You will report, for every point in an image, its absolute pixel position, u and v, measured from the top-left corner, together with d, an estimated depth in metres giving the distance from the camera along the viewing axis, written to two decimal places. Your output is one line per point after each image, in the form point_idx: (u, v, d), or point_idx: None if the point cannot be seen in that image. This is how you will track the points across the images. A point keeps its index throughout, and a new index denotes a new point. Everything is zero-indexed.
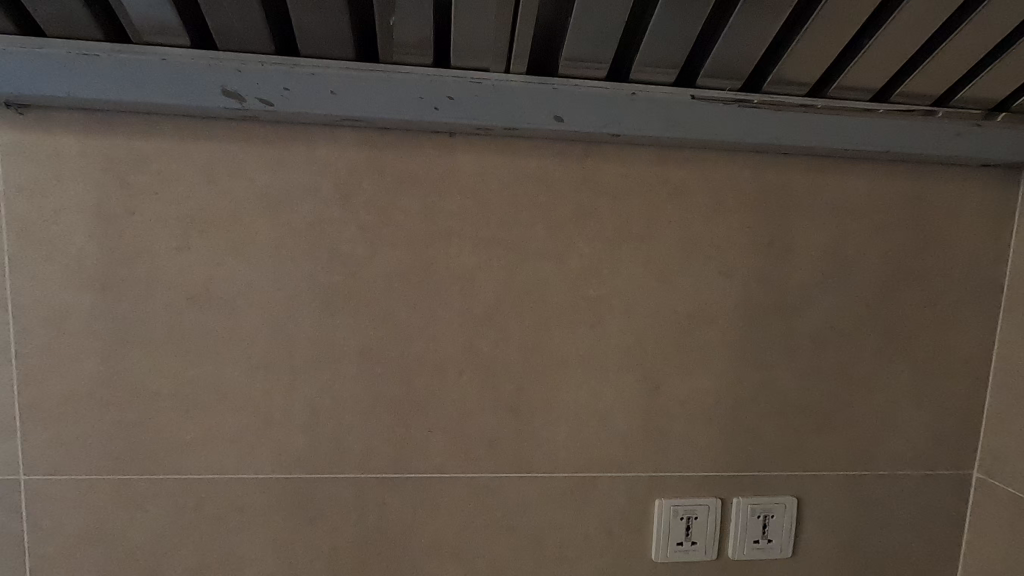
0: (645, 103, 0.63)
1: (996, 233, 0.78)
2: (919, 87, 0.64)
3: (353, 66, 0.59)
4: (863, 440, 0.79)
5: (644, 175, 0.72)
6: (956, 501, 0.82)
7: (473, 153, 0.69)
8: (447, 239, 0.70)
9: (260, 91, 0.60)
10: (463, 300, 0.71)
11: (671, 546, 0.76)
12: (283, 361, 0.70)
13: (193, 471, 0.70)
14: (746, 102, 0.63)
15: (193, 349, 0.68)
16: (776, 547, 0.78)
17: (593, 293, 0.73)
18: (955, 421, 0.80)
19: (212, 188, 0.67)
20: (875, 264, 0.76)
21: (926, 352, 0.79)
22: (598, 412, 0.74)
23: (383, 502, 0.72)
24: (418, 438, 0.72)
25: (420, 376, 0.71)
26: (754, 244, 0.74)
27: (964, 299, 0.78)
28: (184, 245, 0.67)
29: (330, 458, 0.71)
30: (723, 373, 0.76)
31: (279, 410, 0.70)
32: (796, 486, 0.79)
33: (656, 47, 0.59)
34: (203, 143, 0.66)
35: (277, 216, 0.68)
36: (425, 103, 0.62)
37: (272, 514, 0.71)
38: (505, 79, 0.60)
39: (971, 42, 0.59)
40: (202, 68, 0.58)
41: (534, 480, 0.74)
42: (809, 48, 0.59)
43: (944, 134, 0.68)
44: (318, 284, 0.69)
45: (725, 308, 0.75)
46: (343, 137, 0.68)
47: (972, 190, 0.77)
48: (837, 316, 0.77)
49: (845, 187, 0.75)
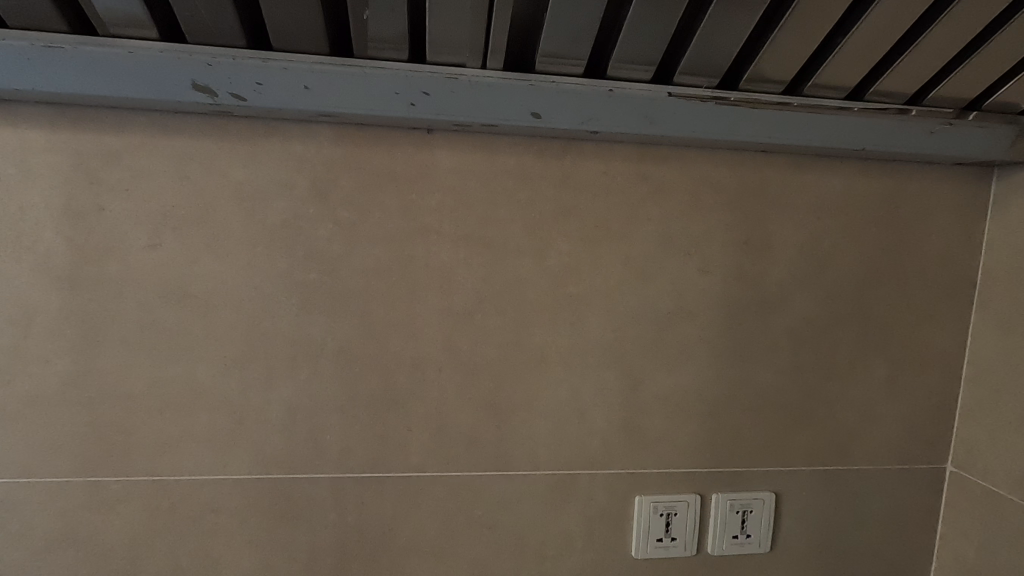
0: (622, 100, 0.62)
1: (969, 228, 0.78)
2: (895, 86, 0.64)
3: (327, 61, 0.58)
4: (841, 436, 0.79)
5: (624, 172, 0.71)
6: (932, 495, 0.82)
7: (451, 149, 0.68)
8: (424, 236, 0.69)
9: (232, 85, 0.58)
10: (441, 298, 0.70)
11: (651, 542, 0.76)
12: (259, 360, 0.69)
13: (167, 473, 0.69)
14: (724, 100, 0.63)
15: (167, 348, 0.67)
16: (755, 542, 0.79)
17: (573, 291, 0.72)
18: (930, 416, 0.81)
19: (185, 185, 0.65)
20: (853, 260, 0.76)
21: (902, 348, 0.79)
22: (578, 410, 0.74)
23: (361, 501, 0.71)
24: (396, 437, 0.71)
25: (397, 374, 0.71)
26: (734, 241, 0.74)
27: (938, 294, 0.79)
28: (156, 242, 0.66)
29: (307, 457, 0.70)
30: (703, 371, 0.76)
31: (254, 409, 0.69)
32: (775, 482, 0.79)
33: (632, 43, 0.58)
34: (175, 139, 0.65)
35: (251, 213, 0.67)
36: (401, 99, 0.60)
37: (248, 515, 0.70)
38: (480, 75, 0.59)
39: (943, 39, 0.60)
40: (171, 61, 0.57)
41: (514, 478, 0.74)
42: (784, 46, 0.59)
43: (922, 133, 0.68)
44: (294, 281, 0.68)
45: (704, 305, 0.74)
46: (318, 133, 0.67)
47: (949, 187, 0.77)
48: (816, 313, 0.77)
49: (824, 185, 0.75)
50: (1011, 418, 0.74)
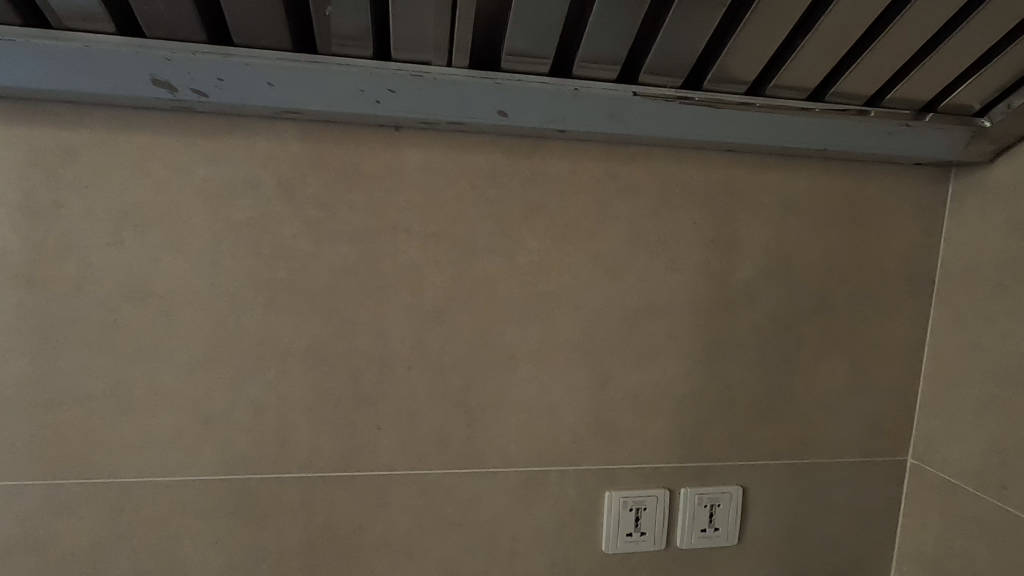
0: (588, 99, 0.62)
1: (928, 226, 0.80)
2: (854, 87, 0.66)
3: (290, 57, 0.57)
4: (806, 431, 0.81)
5: (592, 171, 0.72)
6: (893, 487, 0.84)
7: (420, 147, 0.68)
8: (392, 234, 0.69)
9: (193, 81, 0.58)
10: (410, 296, 0.70)
11: (621, 537, 0.77)
12: (225, 360, 0.68)
13: (130, 475, 0.67)
14: (688, 100, 0.64)
15: (129, 348, 0.66)
16: (723, 535, 0.80)
17: (542, 288, 0.73)
18: (891, 409, 0.83)
19: (147, 182, 0.64)
20: (816, 258, 0.78)
21: (864, 343, 0.81)
22: (549, 407, 0.74)
23: (330, 501, 0.71)
24: (365, 437, 0.71)
25: (367, 373, 0.70)
26: (701, 240, 0.75)
27: (899, 291, 0.81)
28: (117, 241, 0.64)
29: (274, 457, 0.70)
30: (671, 368, 0.77)
31: (221, 410, 0.68)
32: (742, 476, 0.80)
33: (597, 42, 0.58)
34: (136, 135, 0.64)
35: (216, 211, 0.66)
36: (367, 96, 0.60)
37: (214, 516, 0.69)
38: (446, 73, 0.59)
39: (900, 41, 0.61)
40: (129, 56, 0.56)
41: (484, 476, 0.74)
42: (746, 46, 0.60)
43: (878, 133, 0.70)
44: (260, 279, 0.67)
45: (672, 302, 0.75)
46: (284, 130, 0.66)
47: (909, 187, 0.79)
48: (781, 309, 0.78)
49: (789, 184, 0.76)
50: (966, 410, 0.77)
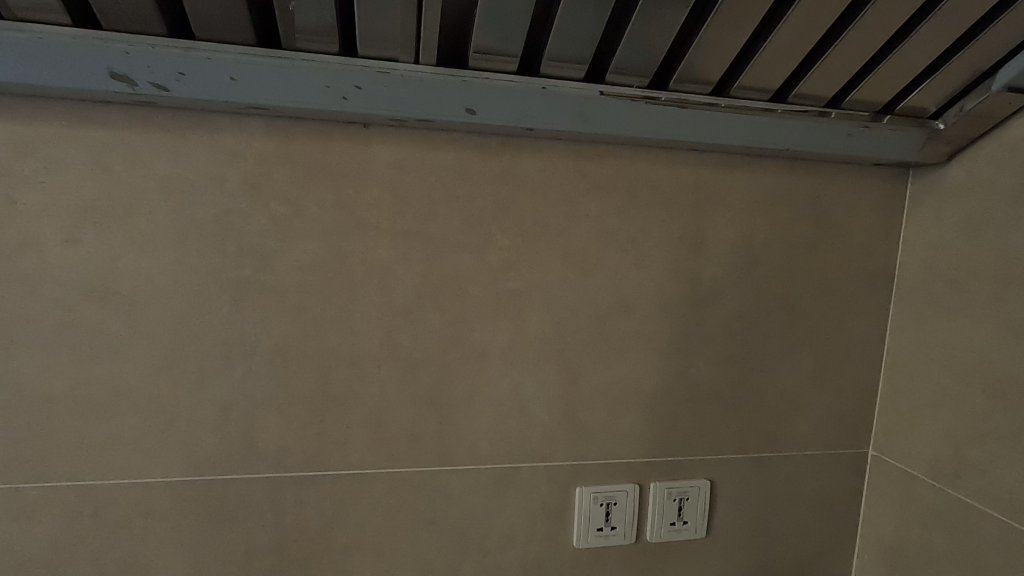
0: (555, 98, 0.63)
1: (887, 224, 0.82)
2: (815, 89, 0.67)
3: (254, 51, 0.56)
4: (771, 425, 0.83)
5: (562, 170, 0.72)
6: (854, 478, 0.87)
7: (389, 144, 0.68)
8: (362, 232, 0.68)
9: (153, 74, 0.56)
10: (380, 294, 0.70)
11: (592, 531, 0.78)
12: (190, 359, 0.67)
13: (92, 477, 0.66)
14: (654, 100, 0.65)
15: (90, 347, 0.64)
16: (691, 528, 0.81)
17: (513, 286, 0.73)
18: (854, 403, 0.85)
19: (107, 178, 0.63)
20: (781, 256, 0.80)
21: (827, 338, 0.83)
22: (520, 404, 0.75)
23: (299, 501, 0.71)
24: (335, 436, 0.71)
25: (336, 370, 0.70)
26: (668, 238, 0.76)
27: (861, 288, 0.83)
28: (76, 238, 0.63)
29: (241, 458, 0.69)
30: (640, 364, 0.78)
31: (185, 410, 0.67)
32: (710, 470, 0.82)
33: (564, 40, 0.59)
34: (96, 130, 0.62)
35: (179, 207, 0.65)
36: (333, 92, 0.60)
37: (180, 517, 0.68)
38: (413, 70, 0.59)
39: (858, 44, 0.63)
40: (86, 48, 0.54)
41: (455, 474, 0.74)
42: (710, 47, 0.61)
43: (838, 134, 0.71)
44: (225, 278, 0.66)
45: (641, 299, 0.76)
46: (249, 126, 0.65)
47: (869, 187, 0.81)
48: (747, 306, 0.80)
49: (754, 183, 0.78)
50: (923, 403, 0.79)
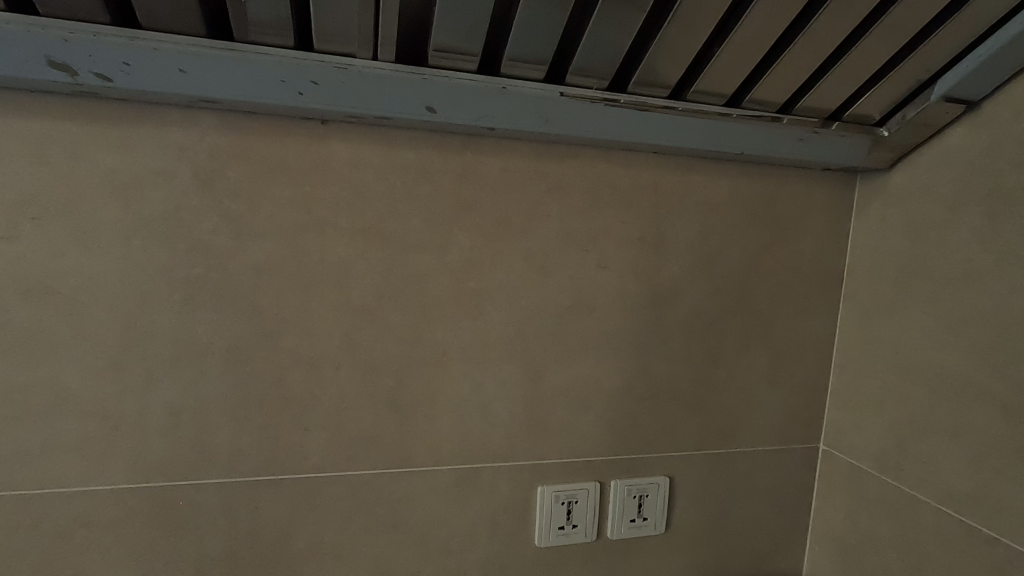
0: (516, 98, 0.63)
1: (837, 227, 0.86)
2: (768, 94, 0.69)
3: (205, 42, 0.55)
4: (727, 422, 0.85)
5: (524, 169, 0.73)
6: (806, 472, 0.90)
7: (348, 141, 0.67)
8: (320, 230, 0.67)
9: (96, 64, 0.54)
10: (339, 293, 0.69)
11: (553, 530, 0.78)
12: (137, 361, 0.64)
13: (29, 486, 0.63)
14: (613, 102, 0.66)
15: (26, 350, 0.61)
16: (651, 524, 0.83)
17: (475, 285, 0.73)
18: (805, 400, 0.88)
19: (47, 171, 0.60)
20: (736, 257, 0.82)
21: (781, 337, 0.85)
22: (481, 404, 0.75)
23: (254, 507, 0.69)
24: (291, 438, 0.69)
25: (292, 372, 0.68)
26: (628, 239, 0.77)
27: (812, 288, 0.86)
28: (11, 234, 0.60)
29: (193, 463, 0.67)
30: (601, 363, 0.78)
31: (132, 415, 0.65)
32: (669, 467, 0.83)
33: (523, 40, 0.59)
34: (35, 121, 0.59)
35: (125, 204, 0.62)
36: (288, 87, 0.58)
37: (126, 526, 0.66)
38: (372, 66, 0.58)
39: (808, 51, 0.65)
40: (20, 35, 0.51)
41: (416, 475, 0.73)
42: (667, 51, 0.62)
43: (789, 139, 0.74)
44: (176, 277, 0.64)
45: (602, 298, 0.77)
46: (201, 120, 0.63)
47: (820, 191, 0.84)
48: (704, 306, 0.81)
49: (711, 186, 0.79)
50: (869, 398, 0.82)
